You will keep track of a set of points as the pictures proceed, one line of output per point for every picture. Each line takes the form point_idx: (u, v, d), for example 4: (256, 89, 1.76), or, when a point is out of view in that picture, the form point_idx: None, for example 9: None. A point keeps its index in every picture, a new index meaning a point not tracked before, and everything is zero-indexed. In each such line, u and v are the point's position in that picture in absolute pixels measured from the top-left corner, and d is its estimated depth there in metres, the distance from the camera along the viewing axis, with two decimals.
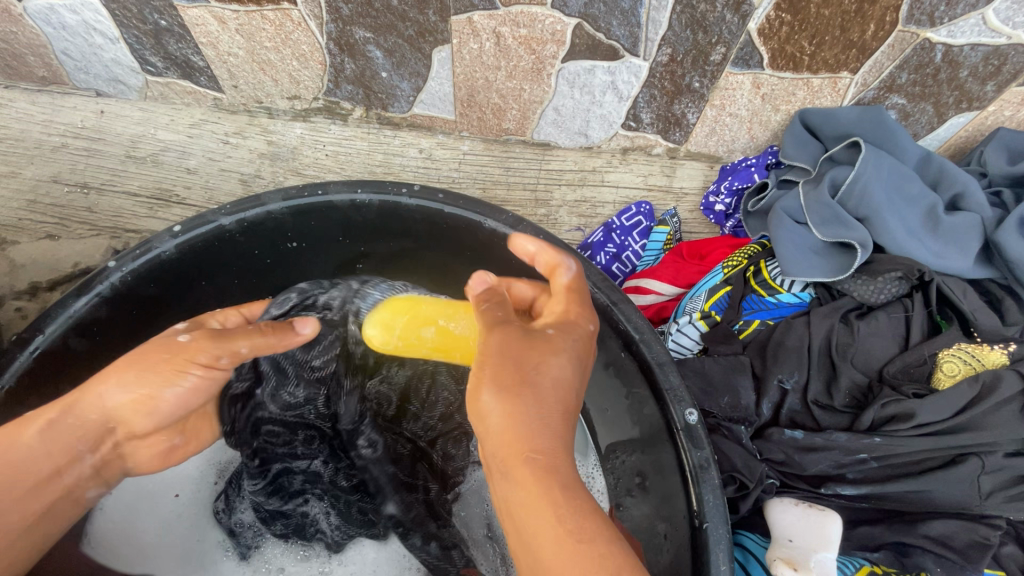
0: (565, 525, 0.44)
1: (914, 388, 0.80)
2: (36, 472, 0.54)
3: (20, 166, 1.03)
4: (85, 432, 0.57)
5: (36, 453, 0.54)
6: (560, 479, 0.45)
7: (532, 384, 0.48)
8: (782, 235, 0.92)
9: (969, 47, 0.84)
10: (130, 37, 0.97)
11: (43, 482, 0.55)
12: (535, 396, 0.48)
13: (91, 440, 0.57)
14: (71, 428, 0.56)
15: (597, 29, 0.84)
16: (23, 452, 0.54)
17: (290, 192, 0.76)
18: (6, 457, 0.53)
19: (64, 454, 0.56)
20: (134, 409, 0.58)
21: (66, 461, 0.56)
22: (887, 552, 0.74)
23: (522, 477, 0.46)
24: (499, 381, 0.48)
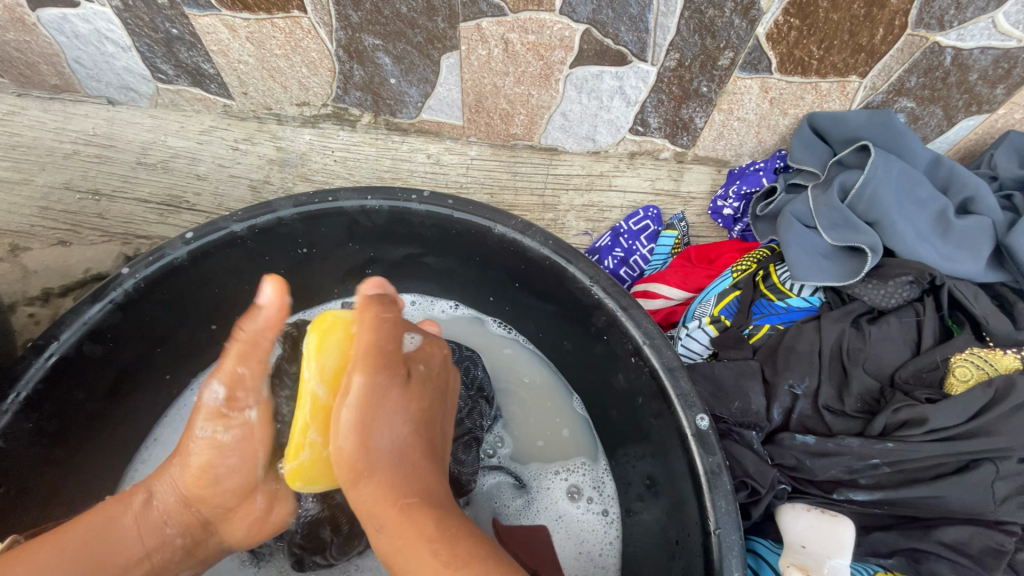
0: (437, 555, 0.52)
1: (926, 393, 0.80)
2: (124, 554, 0.58)
3: (33, 172, 1.04)
4: (168, 514, 0.61)
5: (124, 537, 0.59)
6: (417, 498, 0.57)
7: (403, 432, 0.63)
8: (791, 239, 0.91)
9: (979, 51, 0.84)
10: (142, 45, 0.97)
11: (130, 566, 0.58)
12: (439, 402, 0.68)
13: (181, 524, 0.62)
14: (152, 512, 0.60)
15: (605, 35, 0.84)
16: (118, 535, 0.58)
17: (301, 199, 0.77)
18: (97, 534, 0.58)
19: (155, 540, 0.60)
20: (196, 489, 0.61)
21: (157, 544, 0.60)
22: (900, 558, 0.73)
23: (390, 505, 0.57)
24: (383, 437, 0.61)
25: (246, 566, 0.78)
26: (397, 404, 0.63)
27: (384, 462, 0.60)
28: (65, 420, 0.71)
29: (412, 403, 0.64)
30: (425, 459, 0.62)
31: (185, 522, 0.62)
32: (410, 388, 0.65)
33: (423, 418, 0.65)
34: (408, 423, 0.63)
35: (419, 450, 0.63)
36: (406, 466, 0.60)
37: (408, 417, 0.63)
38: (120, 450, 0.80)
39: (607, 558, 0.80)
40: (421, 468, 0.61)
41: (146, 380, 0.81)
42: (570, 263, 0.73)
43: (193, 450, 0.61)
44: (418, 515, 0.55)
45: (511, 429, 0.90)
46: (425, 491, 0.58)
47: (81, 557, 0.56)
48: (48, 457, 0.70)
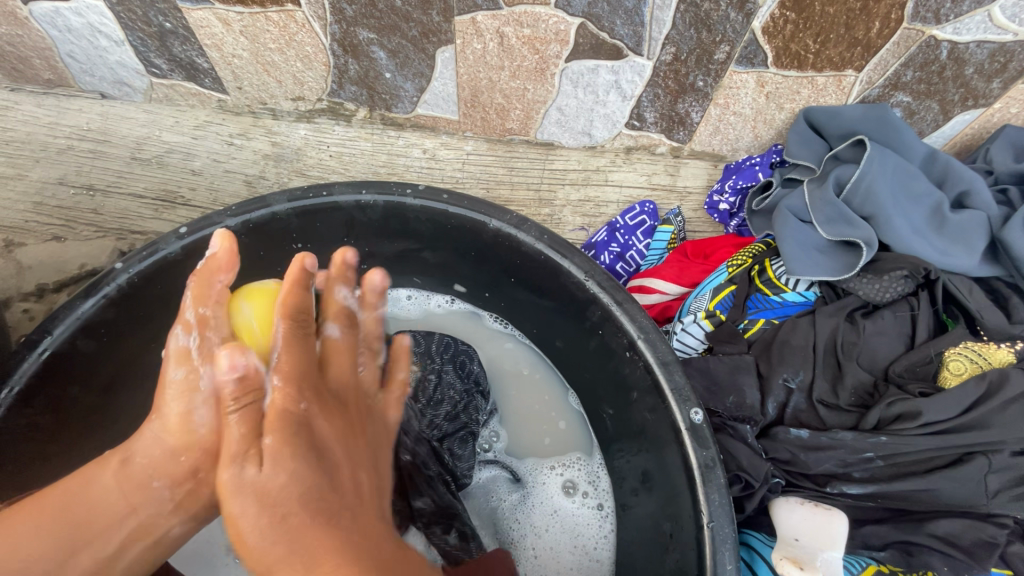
0: None
1: (920, 386, 0.80)
2: (104, 512, 0.56)
3: (26, 168, 1.03)
4: (153, 468, 0.58)
5: (99, 493, 0.57)
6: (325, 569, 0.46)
7: (263, 502, 0.50)
8: (787, 234, 0.91)
9: (975, 44, 0.84)
10: (135, 39, 0.97)
11: (110, 524, 0.56)
12: (310, 448, 0.55)
13: (166, 477, 0.58)
14: (132, 468, 0.58)
15: (601, 29, 0.84)
16: (91, 493, 0.57)
17: (295, 193, 0.76)
18: (73, 495, 0.57)
19: (138, 493, 0.58)
20: (177, 438, 0.59)
21: (139, 498, 0.57)
22: (892, 551, 0.73)
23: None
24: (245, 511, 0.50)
25: (240, 562, 0.78)
26: (267, 479, 0.51)
27: (275, 553, 0.47)
28: (59, 415, 0.71)
29: (284, 469, 0.52)
30: (322, 523, 0.49)
31: (170, 475, 0.58)
32: (273, 452, 0.53)
33: (302, 479, 0.52)
34: (289, 490, 0.51)
35: (309, 516, 0.49)
36: (299, 545, 0.47)
37: (285, 488, 0.51)
38: (114, 446, 0.80)
39: (602, 551, 0.81)
40: (315, 534, 0.48)
41: (142, 376, 0.81)
42: (565, 258, 0.73)
43: (166, 404, 0.59)
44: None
45: (506, 422, 0.90)
46: (336, 565, 0.46)
47: (63, 515, 0.56)
48: (45, 452, 0.70)
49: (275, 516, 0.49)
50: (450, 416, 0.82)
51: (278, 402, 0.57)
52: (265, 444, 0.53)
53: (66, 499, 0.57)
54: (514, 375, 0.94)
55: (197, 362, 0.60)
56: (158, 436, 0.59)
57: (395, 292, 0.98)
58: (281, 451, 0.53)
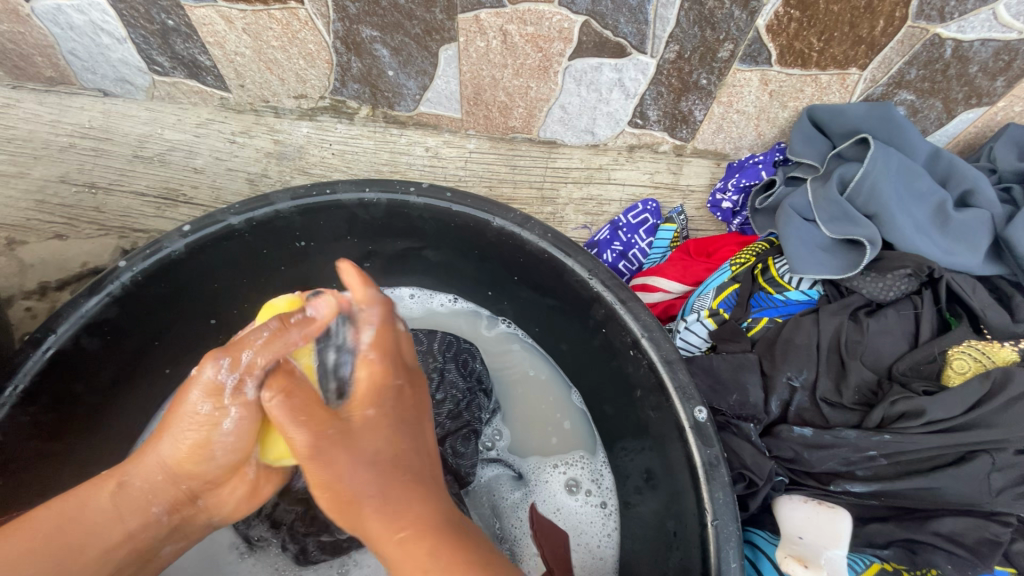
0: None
1: (923, 384, 0.80)
2: (99, 538, 0.53)
3: (28, 166, 1.03)
4: (153, 492, 0.55)
5: (94, 514, 0.53)
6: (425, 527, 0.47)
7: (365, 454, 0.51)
8: (790, 233, 0.91)
9: (980, 42, 0.84)
10: (137, 37, 0.97)
11: (109, 551, 0.53)
12: (406, 429, 0.54)
13: (165, 501, 0.55)
14: (131, 492, 0.55)
15: (604, 27, 0.84)
16: (88, 515, 0.53)
17: (298, 192, 0.76)
18: (69, 518, 0.53)
19: (137, 518, 0.54)
20: (182, 466, 0.54)
21: (139, 523, 0.54)
22: (897, 549, 0.73)
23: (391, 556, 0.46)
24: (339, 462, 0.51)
25: (244, 559, 0.78)
26: (360, 445, 0.51)
27: (367, 505, 0.49)
28: (63, 413, 0.71)
29: (380, 438, 0.52)
30: (412, 489, 0.50)
31: (173, 500, 0.55)
32: (374, 421, 0.53)
33: (400, 445, 0.52)
34: (384, 455, 0.51)
35: (404, 476, 0.51)
36: (394, 500, 0.49)
37: (383, 452, 0.51)
38: (118, 444, 0.80)
39: (605, 549, 0.81)
40: (411, 496, 0.50)
41: (145, 374, 0.81)
42: (569, 256, 0.73)
43: (179, 426, 0.54)
44: (416, 550, 0.46)
45: (509, 421, 0.90)
46: (420, 517, 0.48)
47: (56, 537, 0.52)
48: (49, 451, 0.70)
49: (369, 475, 0.50)
50: (453, 415, 0.82)
51: (365, 377, 0.55)
52: (363, 416, 0.53)
53: (65, 519, 0.53)
54: (518, 374, 0.94)
55: (229, 403, 0.52)
56: (161, 457, 0.55)
57: (398, 290, 0.98)
58: (383, 422, 0.53)
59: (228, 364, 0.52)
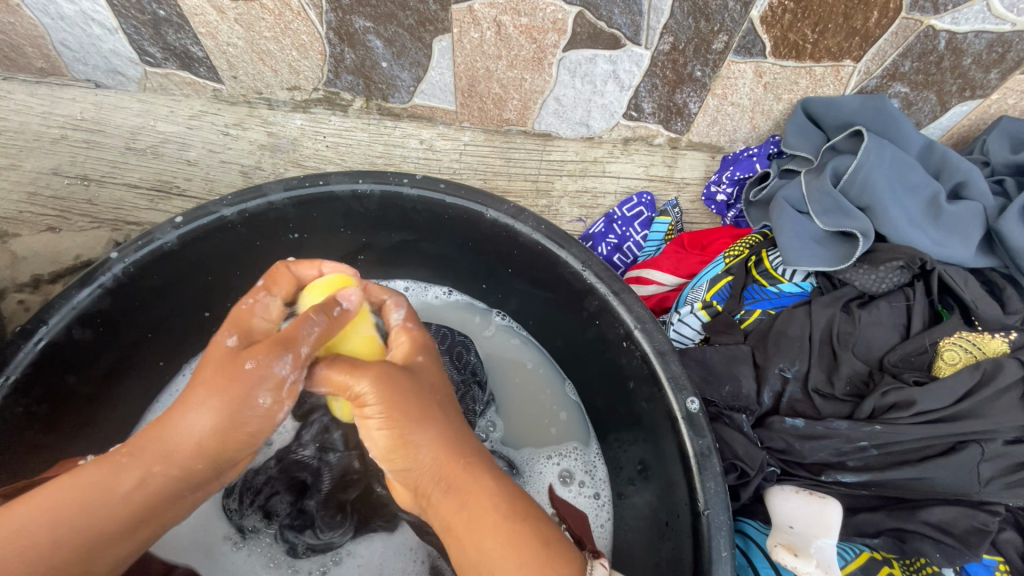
0: (508, 514, 0.49)
1: (914, 375, 0.81)
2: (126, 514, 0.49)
3: (20, 158, 1.02)
4: (188, 472, 0.50)
5: (120, 493, 0.49)
6: (485, 457, 0.54)
7: (423, 400, 0.53)
8: (783, 225, 0.92)
9: (973, 34, 0.84)
10: (128, 27, 0.96)
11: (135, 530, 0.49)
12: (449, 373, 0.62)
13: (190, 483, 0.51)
14: (163, 474, 0.50)
15: (598, 18, 0.83)
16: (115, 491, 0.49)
17: (292, 183, 0.76)
18: (89, 501, 0.48)
19: (162, 497, 0.50)
20: (217, 444, 0.50)
21: (167, 501, 0.50)
22: (886, 538, 0.75)
23: (457, 480, 0.51)
24: (403, 409, 0.52)
25: (238, 549, 0.78)
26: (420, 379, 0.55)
27: (436, 435, 0.52)
28: (56, 405, 0.71)
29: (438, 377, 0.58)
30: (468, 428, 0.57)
31: (196, 481, 0.51)
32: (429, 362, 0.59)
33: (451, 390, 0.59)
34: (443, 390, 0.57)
35: (459, 419, 0.56)
36: (455, 436, 0.53)
37: (441, 391, 0.56)
38: (114, 436, 0.80)
39: (599, 540, 0.81)
40: (469, 436, 0.55)
41: (140, 366, 0.81)
42: (562, 247, 0.73)
43: (204, 399, 0.49)
44: (490, 484, 0.51)
45: (503, 412, 0.90)
46: (484, 458, 0.54)
47: (78, 513, 0.47)
48: (42, 442, 0.70)
49: (434, 406, 0.54)
50: None
51: (413, 338, 0.61)
52: (417, 360, 0.58)
53: (85, 505, 0.48)
54: (512, 367, 0.94)
55: (286, 397, 0.52)
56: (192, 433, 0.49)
57: (393, 283, 0.98)
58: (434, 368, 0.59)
59: (291, 361, 0.51)
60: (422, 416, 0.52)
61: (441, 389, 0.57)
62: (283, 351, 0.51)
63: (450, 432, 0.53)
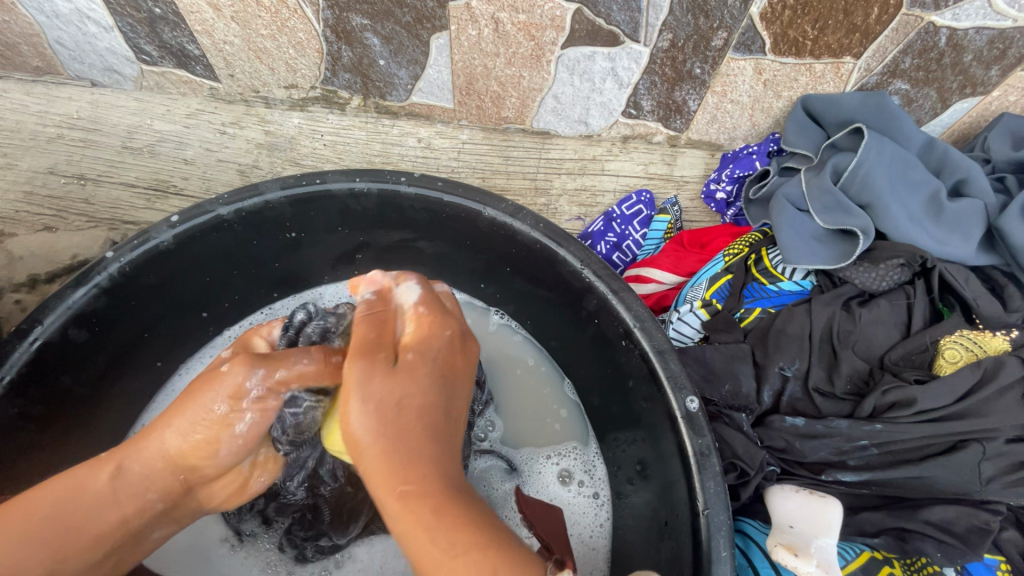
0: (440, 543, 0.42)
1: (915, 374, 0.80)
2: (96, 522, 0.52)
3: (16, 157, 1.02)
4: (151, 479, 0.53)
5: (93, 501, 0.52)
6: (429, 506, 0.43)
7: (374, 419, 0.47)
8: (783, 223, 0.91)
9: (974, 30, 0.83)
10: (124, 25, 0.95)
11: (101, 538, 0.52)
12: (445, 375, 0.52)
13: (161, 490, 0.53)
14: (130, 476, 0.53)
15: (597, 14, 0.83)
16: (88, 499, 0.52)
17: (288, 182, 0.75)
18: (69, 499, 0.52)
19: (131, 503, 0.53)
20: (186, 458, 0.52)
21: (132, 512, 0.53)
22: (887, 537, 0.74)
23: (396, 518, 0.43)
24: (357, 424, 0.48)
25: (236, 551, 0.78)
26: (393, 383, 0.49)
27: (381, 452, 0.46)
28: (52, 405, 0.70)
29: (417, 381, 0.50)
30: (438, 442, 0.47)
31: (163, 488, 0.54)
32: (409, 359, 0.51)
33: (438, 393, 0.50)
34: (415, 402, 0.48)
35: (425, 430, 0.47)
36: (403, 454, 0.45)
37: (408, 401, 0.48)
38: (110, 437, 0.80)
39: (598, 539, 0.81)
40: (424, 452, 0.46)
41: (136, 367, 0.81)
42: (561, 246, 0.72)
43: (188, 416, 0.51)
44: (420, 510, 0.43)
45: (502, 412, 0.90)
46: (431, 478, 0.44)
47: (51, 522, 0.50)
48: (35, 442, 0.70)
49: (390, 424, 0.47)
50: None
51: (415, 329, 0.54)
52: (406, 353, 0.52)
53: (62, 505, 0.51)
54: (510, 366, 0.93)
55: (247, 407, 0.52)
56: (163, 445, 0.52)
57: None
58: (419, 367, 0.51)
59: (262, 375, 0.52)
60: (370, 434, 0.47)
61: (410, 398, 0.48)
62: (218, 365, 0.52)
63: (401, 450, 0.46)
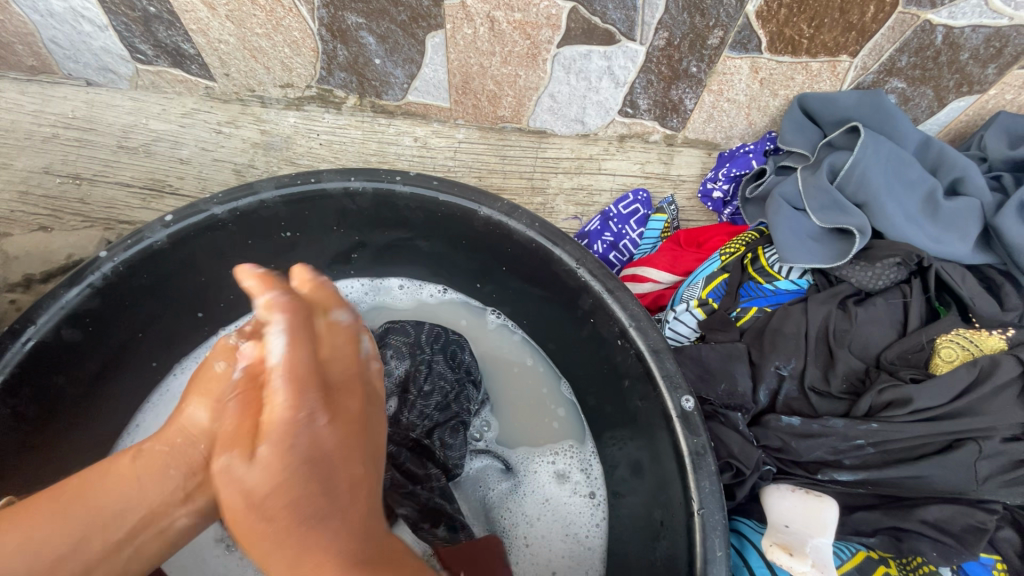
0: None
1: (911, 373, 0.80)
2: (113, 502, 0.49)
3: (11, 157, 1.02)
4: (172, 453, 0.50)
5: (114, 484, 0.50)
6: None
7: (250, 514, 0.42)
8: (779, 222, 0.91)
9: (970, 29, 0.83)
10: (118, 24, 0.95)
11: (121, 518, 0.49)
12: (314, 453, 0.44)
13: (183, 464, 0.50)
14: (149, 455, 0.50)
15: (593, 13, 0.83)
16: (110, 482, 0.50)
17: (283, 181, 0.75)
18: (91, 486, 0.50)
19: (153, 480, 0.49)
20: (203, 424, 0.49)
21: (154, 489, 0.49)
22: (882, 537, 0.74)
23: None
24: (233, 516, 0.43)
25: (231, 551, 0.78)
26: (255, 479, 0.42)
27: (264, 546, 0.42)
28: (45, 405, 0.70)
29: (274, 477, 0.42)
30: (325, 522, 0.42)
31: (185, 463, 0.50)
32: (262, 453, 0.42)
33: (308, 475, 0.43)
34: (283, 493, 0.42)
35: (307, 514, 0.42)
36: (289, 551, 0.41)
37: (269, 500, 0.42)
38: (104, 437, 0.80)
39: (594, 539, 0.81)
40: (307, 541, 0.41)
41: (131, 366, 0.81)
42: (556, 245, 0.72)
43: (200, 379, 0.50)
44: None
45: (498, 412, 0.90)
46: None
47: (74, 507, 0.49)
48: (28, 442, 0.69)
49: (260, 520, 0.42)
50: (441, 406, 0.83)
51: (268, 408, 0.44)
52: (258, 446, 0.43)
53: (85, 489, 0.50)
54: (506, 366, 0.93)
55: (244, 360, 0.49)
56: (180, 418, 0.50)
57: (387, 281, 0.98)
58: (275, 460, 0.42)
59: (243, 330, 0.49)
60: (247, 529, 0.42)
61: (276, 493, 0.42)
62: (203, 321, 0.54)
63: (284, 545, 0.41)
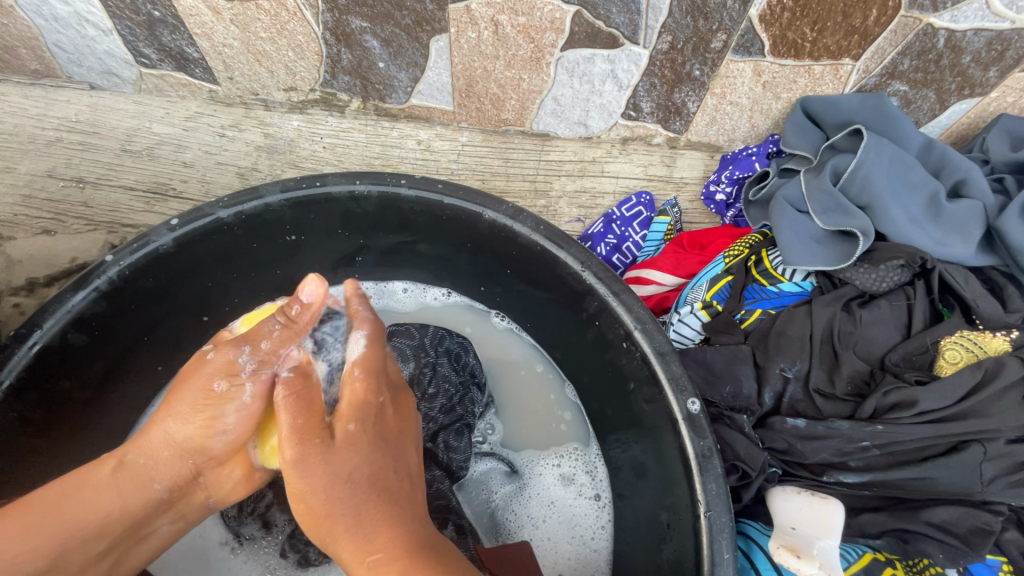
0: None
1: (915, 375, 0.80)
2: (98, 512, 0.53)
3: (14, 160, 1.02)
4: (155, 470, 0.55)
5: (92, 496, 0.53)
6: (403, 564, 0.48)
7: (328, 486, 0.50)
8: (783, 225, 0.91)
9: (972, 32, 0.84)
10: (123, 29, 0.95)
11: (104, 527, 0.53)
12: (387, 443, 0.56)
13: (167, 479, 0.55)
14: (131, 471, 0.55)
15: (597, 17, 0.83)
16: (89, 493, 0.53)
17: (288, 185, 0.75)
18: (69, 494, 0.53)
19: (137, 492, 0.54)
20: (187, 443, 0.54)
21: (138, 499, 0.54)
22: (888, 539, 0.74)
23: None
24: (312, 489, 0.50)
25: (236, 554, 0.78)
26: (339, 460, 0.52)
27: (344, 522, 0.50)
28: (52, 409, 0.70)
29: (359, 452, 0.53)
30: (395, 503, 0.52)
31: (170, 476, 0.55)
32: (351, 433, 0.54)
33: (383, 461, 0.54)
34: (363, 476, 0.52)
35: (380, 496, 0.52)
36: (366, 523, 0.50)
37: (357, 473, 0.52)
38: (109, 440, 0.80)
39: (599, 542, 0.81)
40: (385, 517, 0.51)
41: (136, 370, 0.81)
42: (561, 248, 0.72)
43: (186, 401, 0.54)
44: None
45: (502, 414, 0.91)
46: (394, 544, 0.49)
47: (56, 518, 0.52)
48: (34, 447, 0.69)
49: (343, 491, 0.51)
50: (446, 409, 0.83)
51: (349, 396, 0.56)
52: (344, 429, 0.54)
53: (64, 497, 0.53)
54: (511, 368, 0.94)
55: (245, 379, 0.54)
56: (167, 435, 0.55)
57: (391, 284, 0.98)
58: (361, 441, 0.54)
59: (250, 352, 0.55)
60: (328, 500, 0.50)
61: (361, 467, 0.52)
62: (241, 344, 0.55)
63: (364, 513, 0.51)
